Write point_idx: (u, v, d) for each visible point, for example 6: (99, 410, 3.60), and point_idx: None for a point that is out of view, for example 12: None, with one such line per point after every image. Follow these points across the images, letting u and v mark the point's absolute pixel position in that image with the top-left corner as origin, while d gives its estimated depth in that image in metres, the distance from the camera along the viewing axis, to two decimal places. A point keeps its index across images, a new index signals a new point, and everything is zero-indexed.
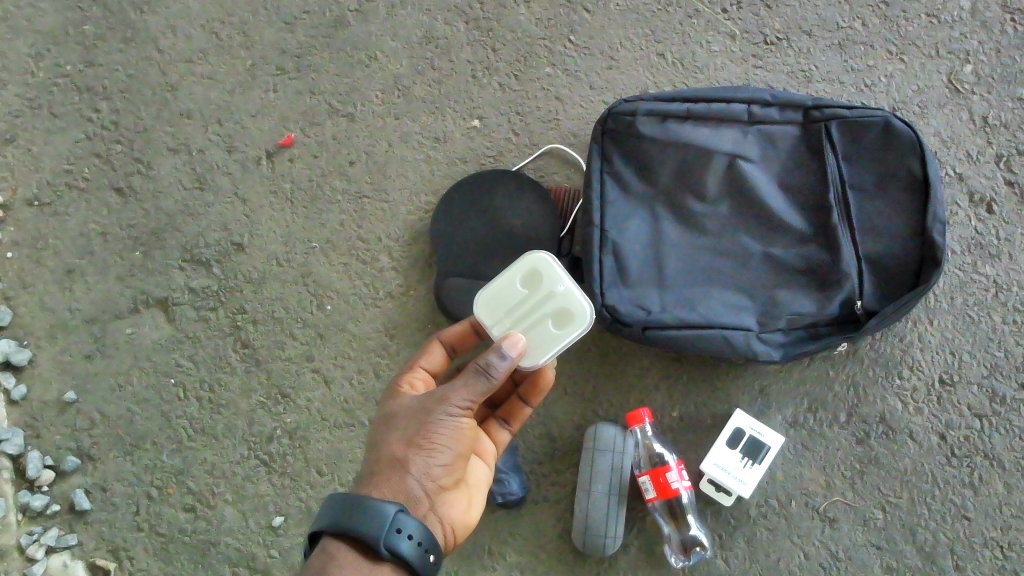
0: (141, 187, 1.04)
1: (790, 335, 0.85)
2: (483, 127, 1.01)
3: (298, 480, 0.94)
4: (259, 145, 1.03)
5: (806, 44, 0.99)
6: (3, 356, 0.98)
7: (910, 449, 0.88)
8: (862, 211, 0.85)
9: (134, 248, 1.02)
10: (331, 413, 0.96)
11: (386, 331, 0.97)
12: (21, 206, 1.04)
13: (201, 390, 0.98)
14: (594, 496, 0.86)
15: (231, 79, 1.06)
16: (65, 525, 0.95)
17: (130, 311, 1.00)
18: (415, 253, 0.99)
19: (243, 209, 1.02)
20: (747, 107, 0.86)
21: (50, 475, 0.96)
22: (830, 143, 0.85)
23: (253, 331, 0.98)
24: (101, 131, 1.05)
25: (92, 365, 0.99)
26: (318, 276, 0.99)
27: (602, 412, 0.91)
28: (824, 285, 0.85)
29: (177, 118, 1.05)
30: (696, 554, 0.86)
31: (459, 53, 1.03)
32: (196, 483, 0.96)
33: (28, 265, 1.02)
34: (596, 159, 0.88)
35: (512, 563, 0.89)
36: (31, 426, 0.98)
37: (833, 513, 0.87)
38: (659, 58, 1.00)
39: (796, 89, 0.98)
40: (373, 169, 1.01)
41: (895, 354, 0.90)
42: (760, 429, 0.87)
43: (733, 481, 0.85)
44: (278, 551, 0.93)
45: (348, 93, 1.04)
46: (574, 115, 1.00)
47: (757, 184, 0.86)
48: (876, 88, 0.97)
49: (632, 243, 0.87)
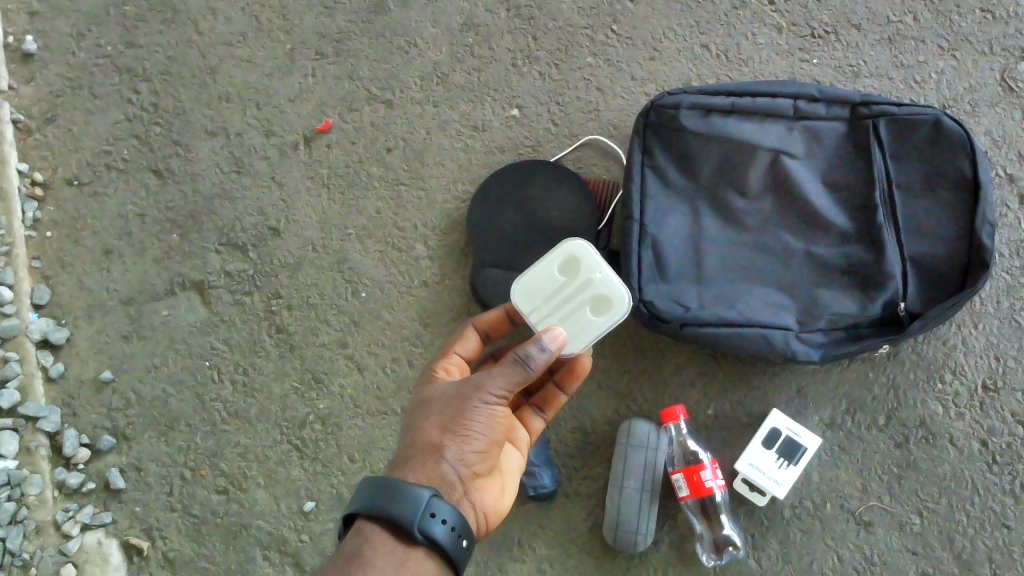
0: (179, 170, 1.04)
1: (830, 337, 0.84)
2: (522, 116, 1.00)
3: (330, 466, 0.95)
4: (296, 130, 1.03)
5: (855, 38, 0.97)
6: (41, 335, 0.99)
7: (950, 454, 0.87)
8: (908, 211, 0.83)
9: (172, 230, 1.02)
10: (365, 400, 0.96)
11: (420, 320, 0.97)
12: (60, 186, 1.05)
13: (236, 374, 0.98)
14: (627, 492, 0.85)
15: (271, 62, 1.05)
16: (100, 503, 0.96)
17: (166, 294, 1.01)
18: (451, 242, 0.98)
19: (281, 193, 1.02)
20: (793, 103, 0.85)
21: (86, 453, 0.97)
22: (878, 140, 0.83)
23: (288, 317, 0.99)
24: (141, 113, 1.06)
25: (129, 346, 1.00)
26: (354, 263, 0.99)
27: (635, 408, 0.90)
28: (867, 286, 0.83)
29: (216, 101, 1.05)
30: (729, 554, 0.86)
31: (500, 41, 1.02)
32: (229, 466, 0.96)
33: (66, 244, 1.03)
34: (638, 152, 0.87)
35: (542, 556, 0.88)
36: (68, 405, 0.99)
37: (869, 517, 0.86)
38: (703, 49, 0.99)
39: (843, 85, 0.96)
40: (411, 157, 1.01)
41: (938, 358, 0.89)
42: (797, 430, 0.86)
43: (768, 481, 0.84)
44: (309, 535, 0.94)
45: (387, 79, 1.03)
46: (615, 106, 0.99)
47: (801, 181, 0.84)
48: (926, 84, 0.95)
49: (671, 237, 0.86)
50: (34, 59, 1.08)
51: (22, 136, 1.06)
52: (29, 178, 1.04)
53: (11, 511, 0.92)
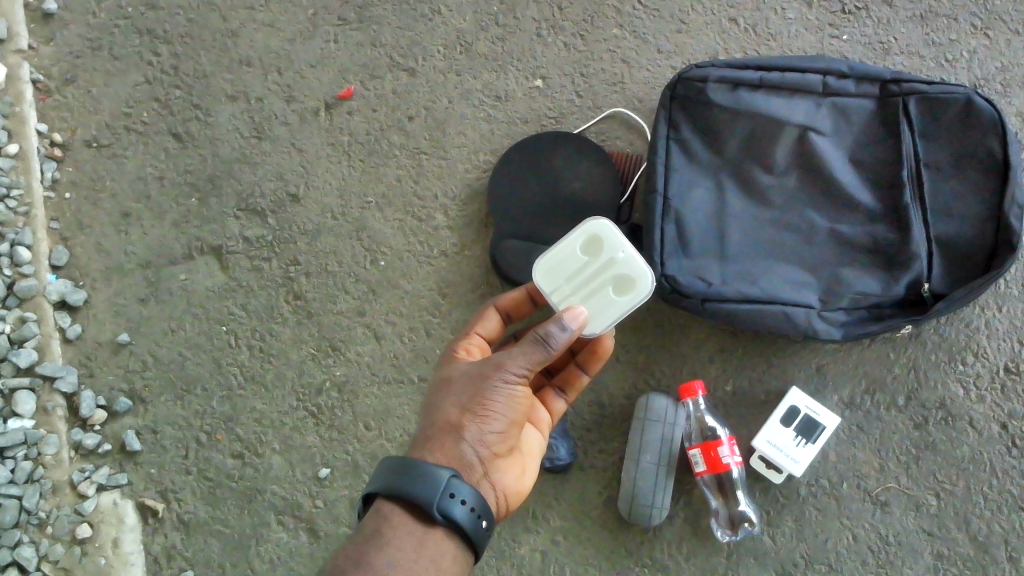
0: (199, 134, 1.03)
1: (852, 316, 0.83)
2: (546, 87, 0.99)
3: (346, 433, 0.95)
4: (317, 96, 1.02)
5: (886, 14, 0.96)
6: (59, 295, 0.99)
7: (969, 437, 0.87)
8: (936, 191, 0.82)
9: (191, 195, 1.02)
10: (381, 368, 0.96)
11: (439, 290, 0.97)
12: (79, 147, 1.04)
13: (253, 339, 0.98)
14: (642, 466, 0.85)
15: (292, 27, 1.05)
16: (116, 465, 0.97)
17: (184, 258, 1.01)
18: (472, 212, 0.98)
19: (301, 159, 1.01)
20: (822, 79, 0.84)
21: (102, 414, 0.97)
22: (907, 119, 0.82)
23: (306, 284, 0.98)
24: (161, 76, 1.05)
25: (146, 309, 1.00)
26: (373, 232, 0.99)
27: (653, 383, 0.90)
28: (891, 265, 0.82)
29: (237, 65, 1.04)
30: (743, 530, 0.86)
31: (525, 10, 1.01)
32: (245, 430, 0.96)
33: (85, 206, 1.03)
34: (663, 125, 0.86)
35: (556, 527, 0.89)
36: (85, 366, 0.99)
37: (885, 497, 0.86)
38: (731, 23, 0.98)
39: (873, 62, 0.95)
40: (433, 126, 1.00)
41: (960, 340, 0.88)
42: (816, 408, 0.85)
43: (785, 459, 0.84)
44: (324, 502, 0.94)
45: (409, 46, 1.02)
46: (640, 78, 0.98)
47: (828, 158, 0.83)
48: (957, 63, 0.94)
49: (695, 212, 0.85)
50: (54, 19, 1.07)
51: (41, 96, 1.05)
52: (48, 139, 1.04)
53: (28, 471, 0.93)
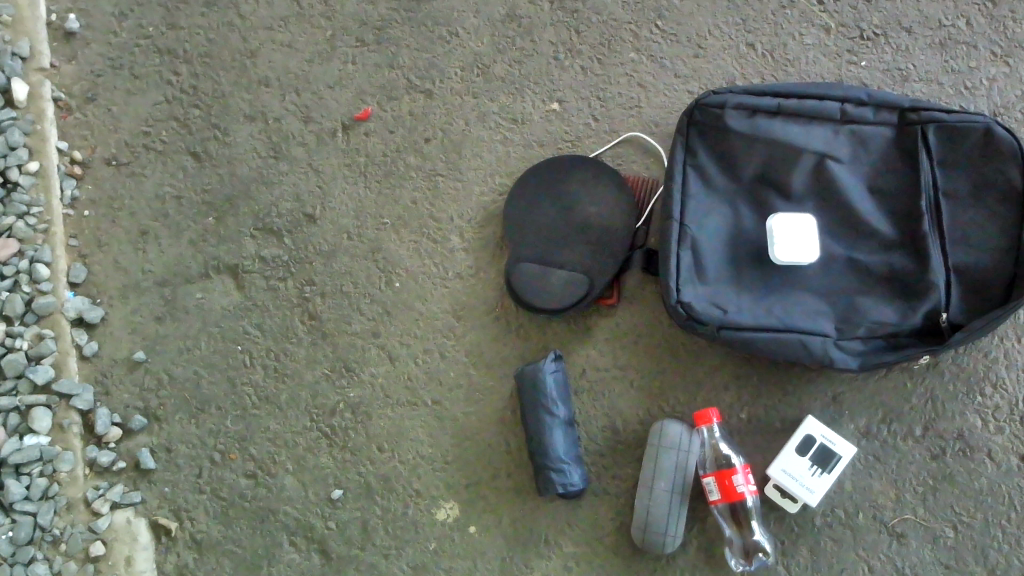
0: (217, 153, 1.04)
1: (870, 345, 0.82)
2: (563, 110, 0.99)
3: (359, 454, 0.95)
4: (335, 117, 1.03)
5: (905, 41, 0.96)
6: (77, 313, 1.00)
7: (988, 468, 0.86)
8: (954, 220, 0.82)
9: (208, 214, 1.03)
10: (395, 389, 0.96)
11: (454, 312, 0.97)
12: (99, 165, 1.05)
13: (268, 359, 0.98)
14: (656, 492, 0.85)
15: (311, 48, 1.05)
16: (130, 482, 0.97)
17: (201, 277, 1.01)
18: (487, 234, 0.98)
19: (317, 179, 1.02)
20: (841, 106, 0.83)
21: (117, 432, 0.98)
22: (926, 147, 0.82)
23: (322, 304, 0.99)
24: (181, 95, 1.06)
25: (162, 327, 1.01)
26: (389, 253, 0.99)
27: (668, 409, 0.90)
28: (909, 294, 0.82)
29: (255, 85, 1.05)
30: (758, 560, 0.84)
31: (542, 33, 1.01)
32: (258, 450, 0.97)
33: (103, 224, 1.04)
34: (680, 150, 0.86)
35: (569, 553, 0.89)
36: (101, 383, 1.00)
37: (902, 529, 0.85)
38: (749, 48, 0.98)
39: (891, 89, 0.95)
40: (449, 148, 1.00)
41: (978, 370, 0.87)
42: (832, 437, 0.84)
43: (801, 488, 0.84)
44: (336, 523, 0.94)
45: (427, 68, 1.02)
46: (657, 103, 0.98)
47: (846, 186, 0.83)
48: (977, 91, 0.94)
49: (711, 238, 0.85)
50: (77, 38, 1.08)
51: (62, 115, 1.07)
52: (68, 157, 1.05)
53: (43, 488, 0.94)
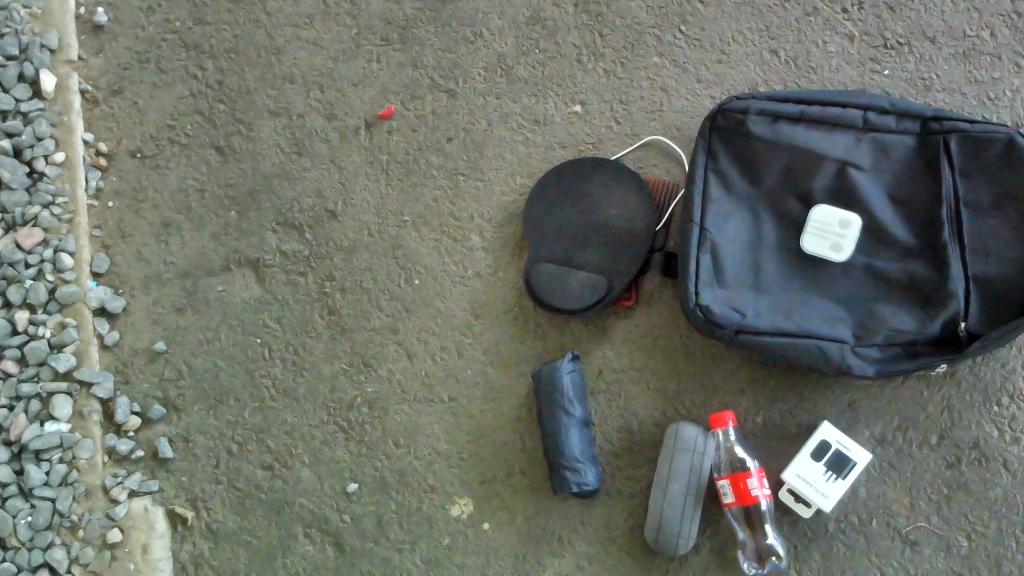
0: (241, 148, 1.05)
1: (886, 352, 0.82)
2: (585, 113, 1.00)
3: (375, 449, 0.96)
4: (359, 115, 1.04)
5: (929, 50, 0.96)
6: (99, 302, 1.01)
7: (1003, 478, 0.86)
8: (976, 230, 0.81)
9: (231, 208, 1.04)
10: (412, 386, 0.97)
11: (472, 311, 0.97)
12: (124, 157, 1.07)
13: (287, 352, 0.99)
14: (670, 495, 0.85)
15: (335, 46, 1.06)
16: (148, 471, 0.99)
17: (221, 270, 1.02)
18: (507, 234, 0.98)
19: (340, 176, 1.03)
20: (863, 114, 0.84)
21: (136, 421, 0.99)
22: (948, 156, 0.82)
23: (341, 299, 1.00)
24: (206, 90, 1.07)
25: (183, 318, 1.02)
26: (408, 250, 1.00)
27: (683, 412, 0.91)
28: (928, 303, 0.82)
29: (280, 81, 1.06)
30: (771, 564, 0.85)
31: (566, 36, 1.02)
32: (275, 442, 0.98)
33: (127, 215, 1.05)
34: (702, 155, 0.87)
35: (581, 553, 0.90)
36: (121, 372, 1.01)
37: (915, 536, 0.86)
38: (772, 55, 0.98)
39: (914, 98, 0.95)
40: (471, 148, 1.01)
41: (995, 381, 0.87)
42: (847, 444, 0.85)
43: (815, 493, 0.84)
44: (351, 516, 0.95)
45: (451, 68, 1.03)
46: (679, 107, 0.98)
47: (866, 194, 0.83)
48: (1000, 102, 0.94)
49: (731, 242, 0.85)
50: (105, 31, 1.10)
51: (89, 107, 1.08)
52: (94, 148, 1.06)
53: (62, 474, 0.96)
